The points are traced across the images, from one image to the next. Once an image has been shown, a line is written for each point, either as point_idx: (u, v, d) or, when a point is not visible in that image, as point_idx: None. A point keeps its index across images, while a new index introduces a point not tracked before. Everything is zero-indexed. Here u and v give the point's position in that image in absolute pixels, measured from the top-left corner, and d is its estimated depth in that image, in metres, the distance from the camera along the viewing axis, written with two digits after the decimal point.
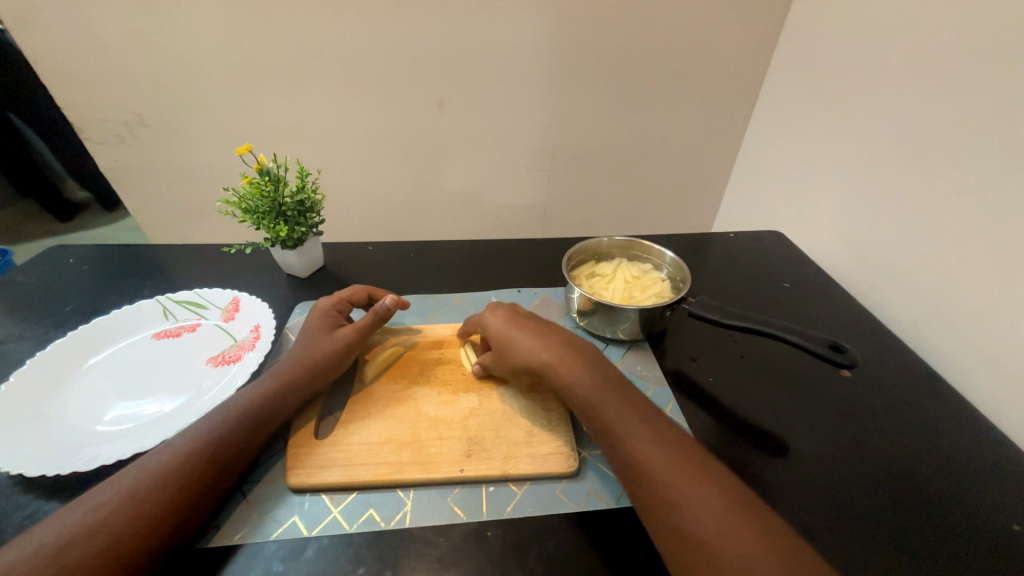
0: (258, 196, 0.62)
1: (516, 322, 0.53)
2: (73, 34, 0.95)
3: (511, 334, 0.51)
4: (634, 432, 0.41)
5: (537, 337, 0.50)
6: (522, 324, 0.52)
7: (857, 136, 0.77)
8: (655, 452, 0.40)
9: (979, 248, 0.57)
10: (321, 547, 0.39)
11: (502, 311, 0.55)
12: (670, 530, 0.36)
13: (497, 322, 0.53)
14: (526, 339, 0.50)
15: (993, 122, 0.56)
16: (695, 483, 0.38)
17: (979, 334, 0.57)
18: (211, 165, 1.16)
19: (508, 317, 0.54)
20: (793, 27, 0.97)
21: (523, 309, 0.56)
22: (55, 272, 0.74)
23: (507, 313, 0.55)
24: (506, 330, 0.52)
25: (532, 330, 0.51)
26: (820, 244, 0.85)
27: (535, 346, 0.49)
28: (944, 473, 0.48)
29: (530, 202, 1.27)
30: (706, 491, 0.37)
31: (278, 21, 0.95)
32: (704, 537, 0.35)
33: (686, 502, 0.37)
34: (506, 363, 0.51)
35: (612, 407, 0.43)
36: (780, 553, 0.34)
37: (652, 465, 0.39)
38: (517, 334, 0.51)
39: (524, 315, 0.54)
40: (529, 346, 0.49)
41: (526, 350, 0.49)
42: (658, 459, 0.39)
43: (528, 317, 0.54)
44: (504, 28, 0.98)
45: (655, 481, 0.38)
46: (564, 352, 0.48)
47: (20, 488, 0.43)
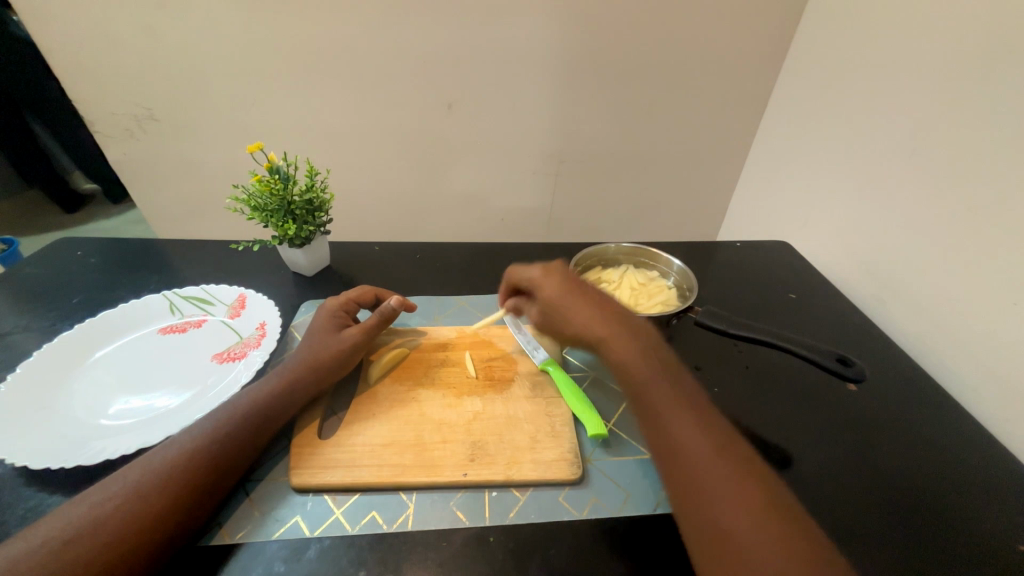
0: (267, 193, 0.62)
1: (573, 293, 0.52)
2: (86, 28, 0.96)
3: (569, 304, 0.51)
4: (673, 416, 0.42)
5: (595, 311, 0.50)
6: (580, 294, 0.52)
7: (865, 148, 0.77)
8: (690, 436, 0.40)
9: (985, 263, 0.57)
10: (323, 548, 0.39)
11: (555, 274, 0.54)
12: (693, 514, 0.37)
13: (553, 291, 0.52)
14: (584, 314, 0.50)
15: (1004, 136, 0.55)
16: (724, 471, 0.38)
17: (985, 350, 0.57)
18: (219, 161, 1.17)
19: (562, 285, 0.53)
20: (804, 38, 0.97)
21: (577, 277, 0.55)
22: (63, 264, 0.74)
23: (559, 276, 0.54)
24: (563, 301, 0.51)
25: (589, 303, 0.51)
26: (827, 256, 0.85)
27: (592, 322, 0.49)
28: (950, 491, 0.47)
29: (536, 205, 1.27)
30: (733, 481, 0.37)
31: (290, 19, 0.95)
32: (725, 525, 0.35)
33: (712, 490, 0.37)
34: (562, 334, 0.52)
35: (652, 387, 0.44)
36: (800, 550, 0.33)
37: (683, 449, 0.40)
38: (575, 307, 0.51)
39: (580, 286, 0.53)
40: (587, 322, 0.49)
41: (582, 322, 0.50)
42: (695, 448, 0.39)
43: (582, 287, 0.53)
44: (514, 32, 0.98)
45: (686, 465, 0.39)
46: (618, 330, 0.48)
47: (25, 481, 0.43)
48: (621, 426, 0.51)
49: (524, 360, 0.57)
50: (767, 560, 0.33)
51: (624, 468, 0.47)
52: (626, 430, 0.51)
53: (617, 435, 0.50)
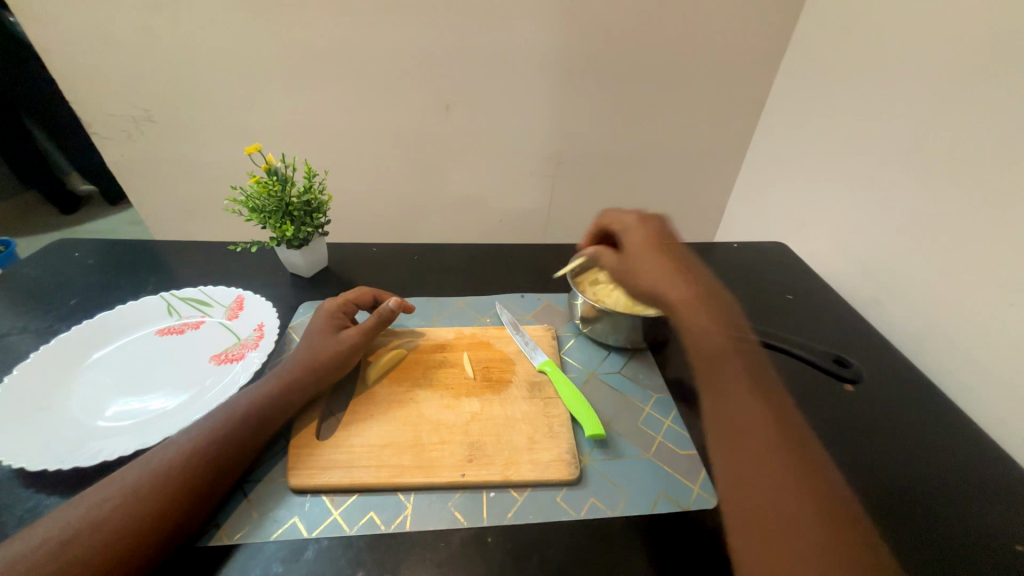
0: (265, 195, 0.62)
1: (657, 254, 0.54)
2: (83, 29, 0.96)
3: (649, 263, 0.53)
4: (734, 385, 0.43)
5: (674, 276, 0.52)
6: (662, 257, 0.54)
7: (862, 150, 0.77)
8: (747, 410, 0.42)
9: (981, 264, 0.58)
10: (320, 548, 0.39)
11: (642, 232, 0.57)
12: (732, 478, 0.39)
13: (639, 250, 0.55)
14: (659, 275, 0.52)
15: (998, 138, 0.56)
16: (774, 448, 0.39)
17: (980, 350, 0.58)
18: (216, 162, 1.17)
19: (648, 245, 0.55)
20: (801, 40, 0.98)
21: (667, 241, 0.56)
22: (59, 266, 0.74)
23: (644, 232, 0.57)
24: (646, 259, 0.54)
25: (669, 267, 0.53)
26: (824, 257, 0.85)
27: (664, 280, 0.52)
28: (947, 490, 0.48)
29: (534, 206, 1.27)
30: (781, 459, 0.38)
31: (289, 21, 0.95)
32: (761, 491, 0.37)
33: (756, 461, 0.39)
34: (628, 284, 0.55)
35: (719, 358, 0.45)
36: (833, 535, 0.34)
37: (737, 420, 0.42)
38: (654, 267, 0.53)
39: (665, 250, 0.55)
40: (660, 284, 0.52)
41: (653, 277, 0.52)
42: (749, 418, 0.41)
43: (667, 252, 0.55)
44: (512, 34, 0.98)
45: (737, 434, 0.41)
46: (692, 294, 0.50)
47: (22, 482, 0.43)
48: (618, 427, 0.51)
49: (522, 360, 0.57)
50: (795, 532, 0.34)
51: (621, 468, 0.47)
52: (623, 431, 0.51)
53: (614, 435, 0.50)
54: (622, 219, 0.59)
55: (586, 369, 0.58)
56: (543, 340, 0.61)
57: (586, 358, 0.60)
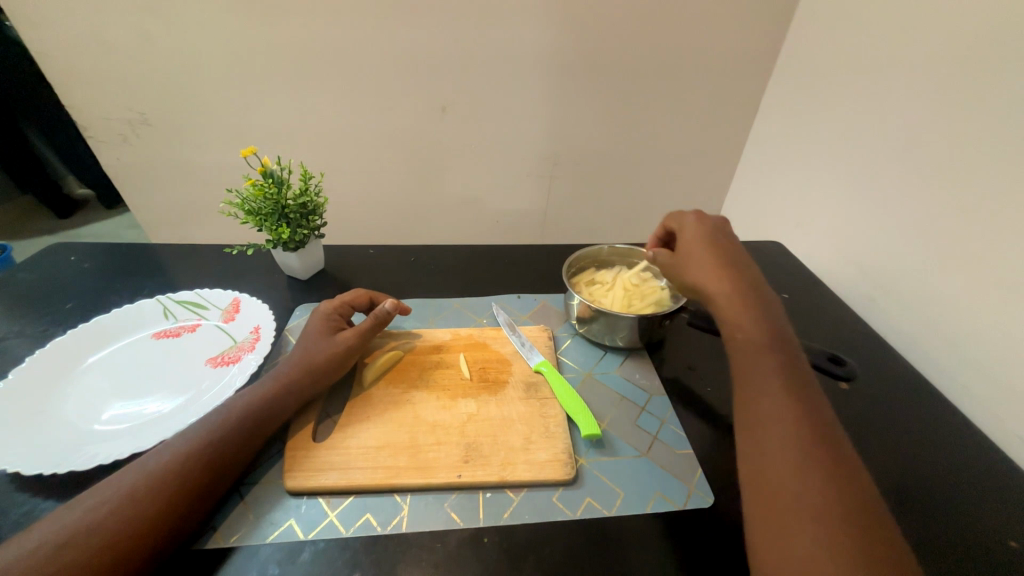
0: (261, 197, 0.62)
1: (707, 247, 0.52)
2: (80, 33, 0.96)
3: (696, 254, 0.52)
4: (766, 381, 0.42)
5: (718, 269, 0.49)
6: (711, 249, 0.51)
7: (856, 150, 0.78)
8: (777, 407, 0.40)
9: (975, 262, 0.58)
10: (317, 550, 0.39)
11: (695, 225, 0.55)
12: (751, 472, 0.39)
13: (689, 241, 0.53)
14: (704, 267, 0.50)
15: (991, 138, 0.56)
16: (802, 445, 0.38)
17: (974, 348, 0.58)
18: (213, 165, 1.17)
19: (699, 236, 0.53)
20: (795, 41, 0.98)
21: (724, 235, 0.54)
22: (55, 269, 0.74)
23: (700, 226, 0.54)
24: (694, 251, 0.52)
25: (716, 259, 0.50)
26: (820, 257, 0.86)
27: (709, 274, 0.49)
28: (942, 488, 0.48)
29: (531, 207, 1.28)
30: (807, 456, 0.37)
31: (285, 24, 0.96)
32: (780, 486, 0.36)
33: (778, 456, 0.38)
34: (674, 279, 0.53)
35: (754, 354, 0.44)
36: (850, 537, 0.33)
37: (765, 415, 0.40)
38: (699, 259, 0.51)
39: (717, 243, 0.52)
40: (704, 275, 0.50)
41: (698, 271, 0.50)
42: (777, 415, 0.40)
43: (718, 245, 0.52)
44: (508, 35, 0.99)
45: (762, 429, 0.40)
46: (738, 289, 0.48)
47: (17, 486, 0.43)
48: (614, 427, 0.51)
49: (519, 361, 0.58)
50: (809, 529, 0.34)
51: (617, 468, 0.47)
52: (619, 431, 0.51)
53: (610, 435, 0.50)
54: (679, 216, 0.57)
55: (582, 369, 0.59)
56: (539, 340, 0.61)
57: (583, 358, 0.60)
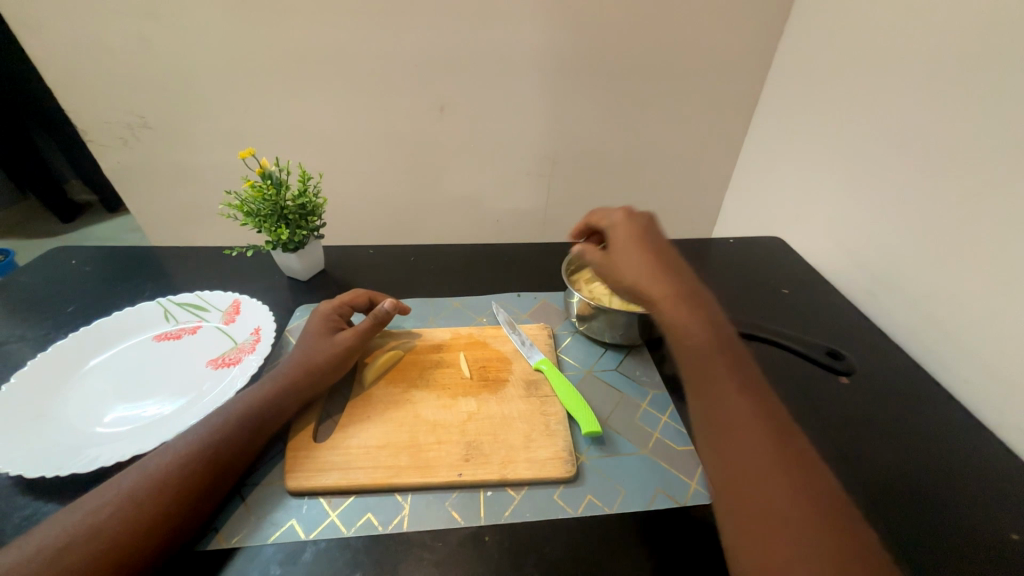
0: (260, 199, 0.62)
1: (636, 243, 0.52)
2: (78, 37, 0.96)
3: (625, 250, 0.52)
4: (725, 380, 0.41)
5: (648, 264, 0.50)
6: (639, 245, 0.52)
7: (856, 143, 0.77)
8: (743, 416, 0.39)
9: (976, 255, 0.57)
10: (319, 550, 0.40)
11: (625, 225, 0.55)
12: (733, 495, 0.37)
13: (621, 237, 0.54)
14: (634, 262, 0.50)
15: (991, 130, 0.56)
16: (775, 455, 0.37)
17: (975, 342, 0.58)
18: (213, 168, 1.17)
19: (627, 233, 0.54)
20: (794, 34, 0.98)
21: (651, 230, 0.55)
22: (56, 273, 0.74)
23: (628, 224, 0.55)
24: (623, 247, 0.52)
25: (645, 255, 0.51)
26: (821, 251, 0.85)
27: (645, 273, 0.49)
28: (944, 482, 0.48)
29: (530, 206, 1.27)
30: (784, 468, 0.36)
31: (281, 25, 0.96)
32: (768, 506, 0.35)
33: (759, 471, 0.36)
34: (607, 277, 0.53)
35: (710, 358, 0.42)
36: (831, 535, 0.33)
37: (732, 426, 0.39)
38: (627, 254, 0.51)
39: (646, 238, 0.53)
40: (635, 269, 0.50)
41: (634, 272, 0.49)
42: (739, 416, 0.39)
43: (647, 241, 0.52)
44: (505, 33, 0.99)
45: (733, 444, 0.38)
46: (675, 287, 0.47)
47: (20, 489, 0.43)
48: (615, 423, 0.51)
49: (519, 360, 0.57)
50: (808, 550, 0.32)
51: (618, 465, 0.47)
52: (620, 427, 0.51)
53: (610, 432, 0.50)
54: (607, 214, 0.58)
55: (582, 367, 0.59)
56: (538, 338, 0.61)
57: (583, 356, 0.60)
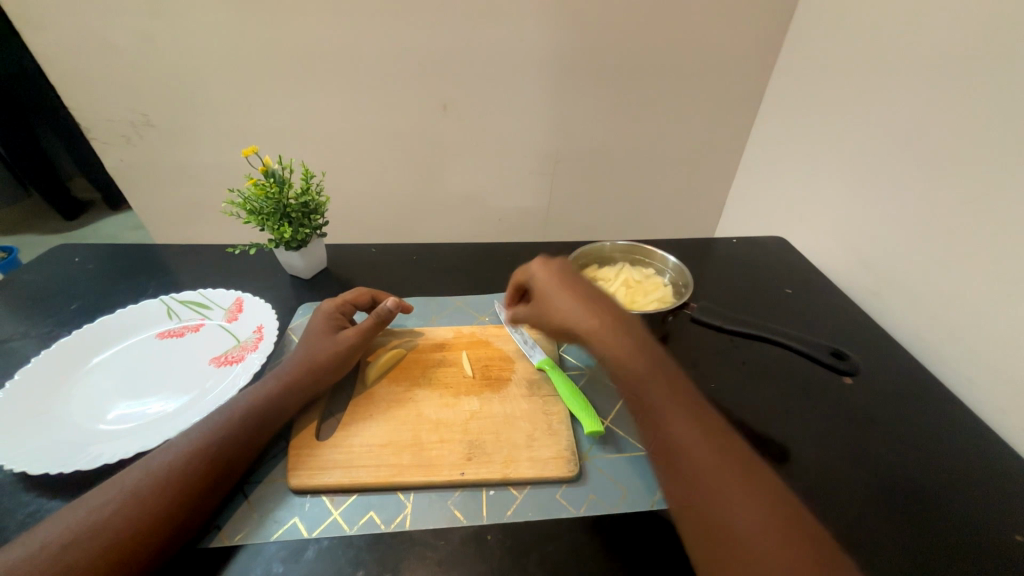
0: (263, 197, 0.62)
1: (563, 281, 0.53)
2: (81, 35, 0.96)
3: (553, 291, 0.53)
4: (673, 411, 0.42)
5: (579, 305, 0.50)
6: (567, 285, 0.53)
7: (860, 142, 0.77)
8: (696, 440, 0.40)
9: (981, 256, 0.57)
10: (321, 548, 0.40)
11: (546, 265, 0.56)
12: (701, 523, 0.37)
13: (546, 276, 0.54)
14: (565, 302, 0.51)
15: (996, 130, 0.56)
16: (733, 474, 0.38)
17: (980, 342, 0.57)
18: (216, 167, 1.17)
19: (552, 272, 0.55)
20: (798, 33, 0.97)
21: (572, 266, 0.56)
22: (61, 270, 0.74)
23: (547, 264, 0.56)
24: (550, 288, 0.53)
25: (574, 295, 0.52)
26: (824, 251, 0.85)
27: (578, 315, 0.50)
28: (947, 483, 0.48)
29: (533, 204, 1.27)
30: (746, 491, 0.37)
31: (284, 23, 0.95)
32: (736, 535, 0.35)
33: (722, 498, 0.37)
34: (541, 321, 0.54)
35: (655, 387, 0.43)
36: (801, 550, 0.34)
37: (686, 451, 0.40)
38: (557, 295, 0.52)
39: (572, 276, 0.54)
40: (567, 310, 0.51)
41: (567, 314, 0.50)
42: (691, 444, 0.40)
43: (573, 279, 0.54)
44: (508, 32, 0.98)
45: (692, 471, 0.39)
46: (605, 325, 0.48)
47: (24, 486, 0.43)
48: (618, 423, 0.51)
49: (521, 359, 0.57)
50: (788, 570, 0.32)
51: (621, 465, 0.47)
52: (623, 427, 0.51)
53: (613, 432, 0.50)
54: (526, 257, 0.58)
55: (585, 366, 0.58)
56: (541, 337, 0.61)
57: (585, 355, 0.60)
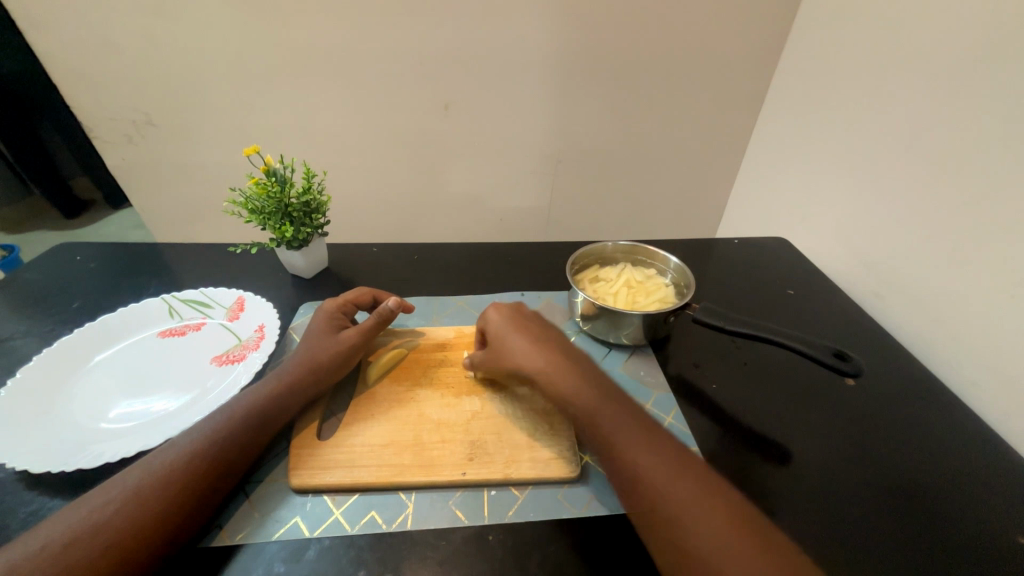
0: (265, 196, 0.62)
1: (517, 324, 0.52)
2: (83, 34, 0.96)
3: (507, 335, 0.51)
4: (634, 445, 0.41)
5: (534, 348, 0.49)
6: (521, 328, 0.52)
7: (862, 144, 0.77)
8: (656, 467, 0.39)
9: (984, 257, 0.57)
10: (322, 548, 0.40)
11: (499, 310, 0.55)
12: (672, 554, 0.36)
13: (499, 319, 0.53)
14: (520, 345, 0.50)
15: (1000, 131, 0.55)
16: (694, 495, 0.38)
17: (982, 344, 0.57)
18: (218, 166, 1.17)
19: (506, 316, 0.53)
20: (800, 33, 0.97)
21: (526, 310, 0.56)
22: (63, 270, 0.74)
23: (500, 310, 0.54)
24: (504, 331, 0.52)
25: (529, 338, 0.50)
26: (826, 252, 0.85)
27: (528, 354, 0.49)
28: (949, 484, 0.47)
29: (534, 204, 1.27)
30: (716, 518, 0.36)
31: (286, 22, 0.95)
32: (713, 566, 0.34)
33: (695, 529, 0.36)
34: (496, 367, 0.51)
35: (613, 423, 0.43)
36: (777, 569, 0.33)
37: (646, 476, 0.39)
38: (512, 337, 0.51)
39: (527, 320, 0.54)
40: (522, 353, 0.49)
41: (522, 357, 0.49)
42: (656, 477, 0.39)
43: (528, 323, 0.53)
44: (509, 31, 0.98)
45: (653, 499, 0.38)
46: (561, 367, 0.47)
47: (26, 485, 0.43)
48: None
49: None
50: None
51: None
52: None
53: None
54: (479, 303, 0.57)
55: None
56: None
57: None
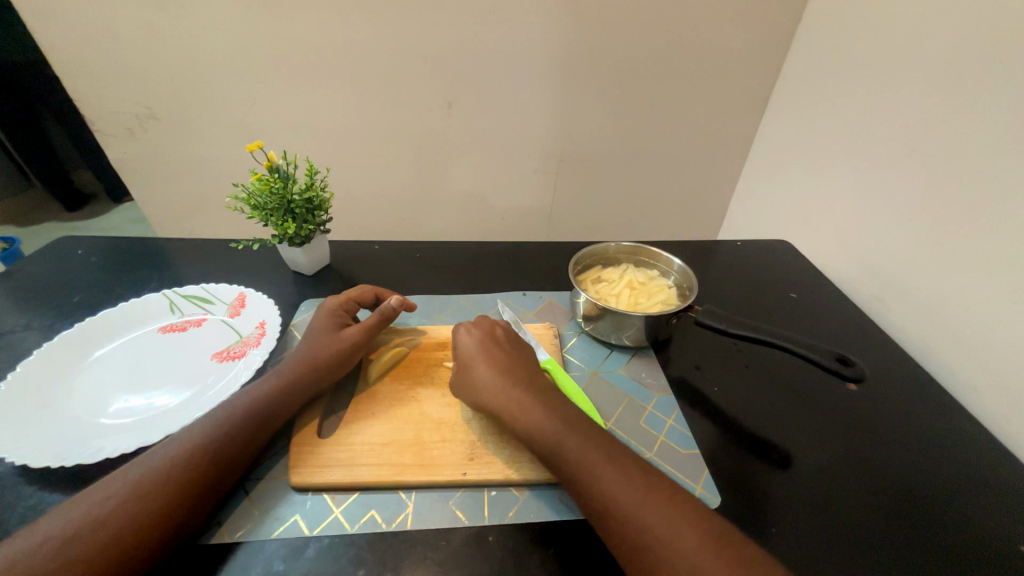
0: (267, 192, 0.61)
1: (485, 349, 0.52)
2: (86, 27, 0.96)
3: (474, 361, 0.51)
4: (599, 468, 0.40)
5: (497, 374, 0.49)
6: (488, 354, 0.52)
7: (866, 146, 0.76)
8: (622, 490, 0.38)
9: (988, 263, 0.56)
10: (321, 547, 0.39)
11: (471, 335, 0.55)
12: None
13: (469, 344, 0.54)
14: (484, 372, 0.50)
15: (1006, 136, 0.55)
16: (663, 515, 0.37)
17: (984, 349, 0.57)
18: (220, 161, 1.17)
19: (477, 342, 0.54)
20: (805, 35, 0.96)
21: (499, 332, 0.56)
22: (65, 263, 0.74)
23: (471, 336, 0.55)
24: (473, 355, 0.52)
25: (494, 365, 0.50)
26: (827, 255, 0.85)
27: (494, 386, 0.48)
28: (950, 490, 0.47)
29: (536, 203, 1.27)
30: (685, 538, 0.35)
31: (289, 18, 0.95)
32: None
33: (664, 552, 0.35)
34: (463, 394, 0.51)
35: (574, 446, 0.42)
36: None
37: (619, 507, 0.38)
38: (479, 363, 0.51)
39: (497, 344, 0.53)
40: (486, 380, 0.49)
41: (484, 385, 0.48)
42: (621, 499, 0.38)
43: (498, 348, 0.53)
44: (512, 29, 0.97)
45: (625, 527, 0.37)
46: (523, 393, 0.47)
47: (25, 479, 0.43)
48: (621, 425, 0.51)
49: None
50: None
51: None
52: (626, 430, 0.51)
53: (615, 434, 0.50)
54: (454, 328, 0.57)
55: (587, 368, 0.58)
56: (544, 338, 0.61)
57: (588, 357, 0.60)
